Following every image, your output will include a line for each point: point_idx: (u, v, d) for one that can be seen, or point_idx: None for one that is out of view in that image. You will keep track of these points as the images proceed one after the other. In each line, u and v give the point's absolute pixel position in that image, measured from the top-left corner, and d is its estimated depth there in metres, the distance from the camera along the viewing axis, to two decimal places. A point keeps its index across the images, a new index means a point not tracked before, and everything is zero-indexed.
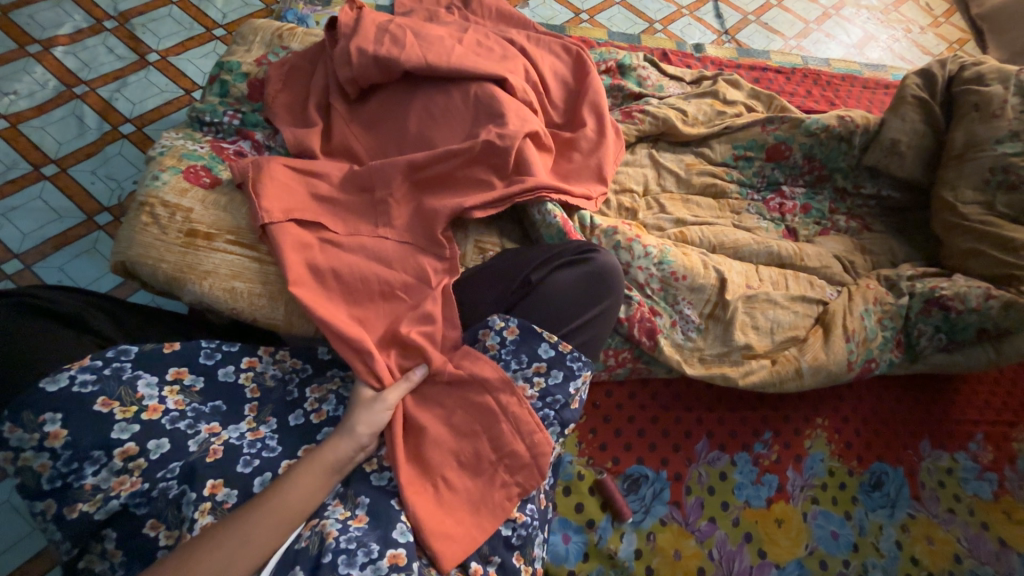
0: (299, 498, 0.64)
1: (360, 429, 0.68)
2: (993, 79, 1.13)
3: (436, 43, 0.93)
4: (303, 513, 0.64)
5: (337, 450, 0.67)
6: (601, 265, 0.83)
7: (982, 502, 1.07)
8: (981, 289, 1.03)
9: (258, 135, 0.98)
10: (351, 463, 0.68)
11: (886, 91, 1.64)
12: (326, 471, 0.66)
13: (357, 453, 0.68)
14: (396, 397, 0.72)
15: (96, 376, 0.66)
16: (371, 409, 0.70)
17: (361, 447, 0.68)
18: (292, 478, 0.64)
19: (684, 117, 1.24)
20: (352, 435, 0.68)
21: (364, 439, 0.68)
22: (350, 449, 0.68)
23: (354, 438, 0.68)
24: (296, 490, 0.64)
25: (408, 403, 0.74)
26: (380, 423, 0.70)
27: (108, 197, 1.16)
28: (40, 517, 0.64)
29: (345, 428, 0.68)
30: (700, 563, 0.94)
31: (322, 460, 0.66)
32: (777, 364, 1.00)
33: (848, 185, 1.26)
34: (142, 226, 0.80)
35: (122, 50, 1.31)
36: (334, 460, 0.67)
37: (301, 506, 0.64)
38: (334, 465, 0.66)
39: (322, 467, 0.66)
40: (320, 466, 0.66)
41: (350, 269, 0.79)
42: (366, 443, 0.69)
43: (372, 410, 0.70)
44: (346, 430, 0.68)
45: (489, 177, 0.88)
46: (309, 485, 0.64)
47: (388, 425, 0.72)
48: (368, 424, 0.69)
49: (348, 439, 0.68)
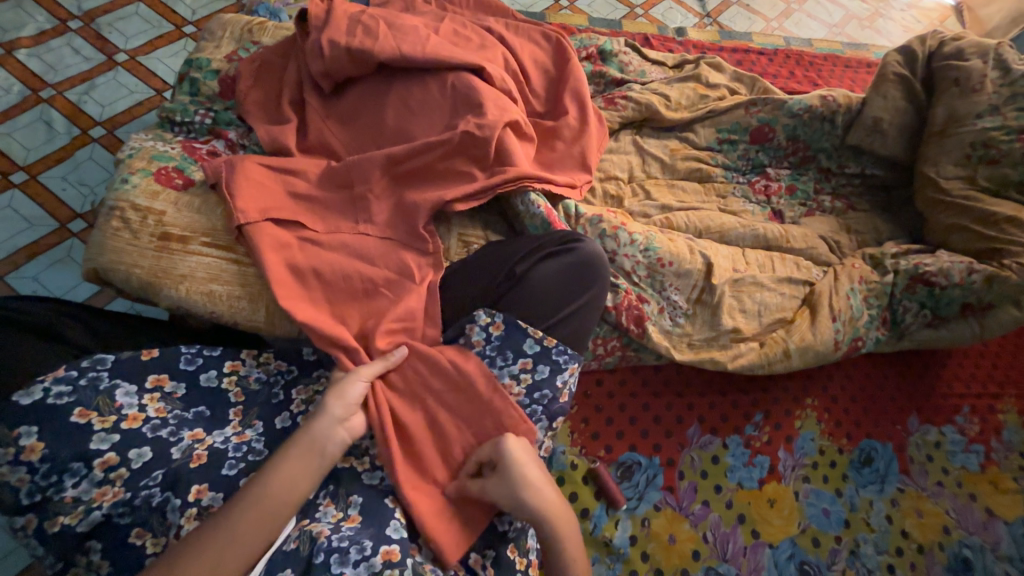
0: (280, 490, 0.62)
1: (334, 403, 0.67)
2: (972, 54, 1.13)
3: (410, 33, 0.91)
4: (287, 507, 0.62)
5: (314, 428, 0.66)
6: (586, 254, 0.83)
7: (969, 474, 1.09)
8: (964, 264, 1.04)
9: (232, 133, 0.95)
10: (334, 442, 0.66)
11: (867, 69, 1.64)
12: (306, 461, 0.64)
13: (337, 429, 0.67)
14: (372, 370, 0.72)
15: (72, 387, 0.65)
16: (346, 384, 0.70)
17: (340, 421, 0.67)
18: (276, 467, 0.63)
19: (667, 102, 1.23)
20: (328, 409, 0.67)
21: (338, 412, 0.67)
22: (326, 426, 0.66)
23: (330, 414, 0.67)
24: (282, 480, 0.62)
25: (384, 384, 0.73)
26: (356, 397, 0.69)
27: (81, 203, 1.13)
28: (21, 532, 0.63)
29: (318, 410, 0.67)
30: (695, 546, 0.95)
31: (302, 442, 0.65)
32: (765, 346, 1.00)
33: (832, 165, 1.26)
34: (113, 231, 0.77)
35: (88, 51, 1.27)
36: (313, 437, 0.65)
37: (289, 497, 0.62)
38: (315, 442, 0.65)
39: (305, 446, 0.65)
40: (302, 448, 0.64)
41: (332, 267, 0.78)
42: (343, 416, 0.68)
43: (345, 384, 0.70)
44: (321, 407, 0.67)
45: (469, 169, 0.87)
46: (293, 473, 0.63)
47: (365, 406, 0.71)
48: (341, 398, 0.68)
49: (329, 414, 0.67)
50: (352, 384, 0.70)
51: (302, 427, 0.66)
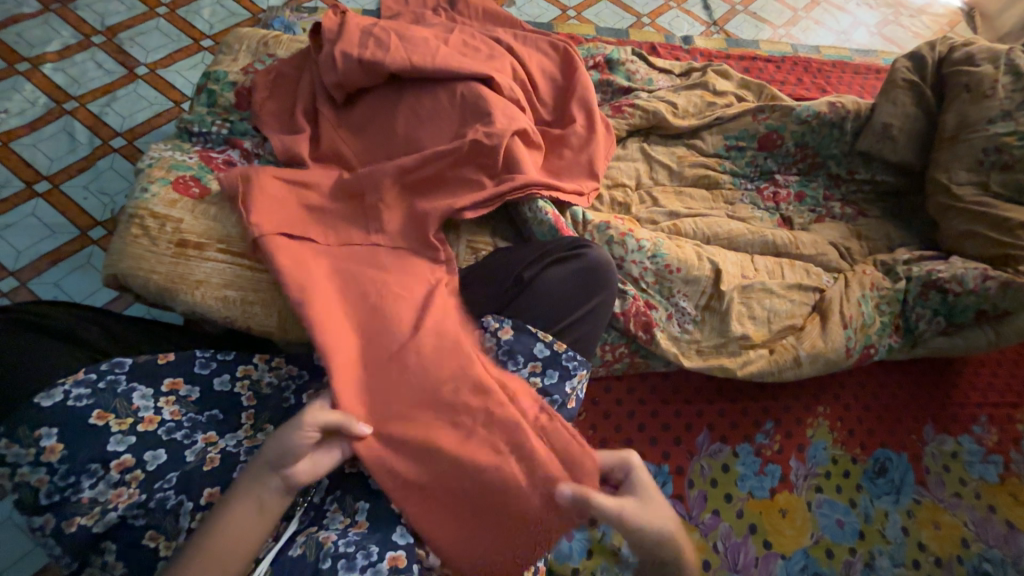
0: (220, 541, 0.60)
1: (267, 450, 0.62)
2: (983, 60, 1.12)
3: (421, 45, 0.93)
4: (230, 557, 0.60)
5: (250, 474, 0.62)
6: (594, 261, 0.83)
7: (988, 485, 1.07)
8: (978, 270, 1.02)
9: (247, 143, 0.98)
10: (268, 488, 0.62)
11: (877, 76, 1.64)
12: (249, 509, 0.61)
13: (272, 476, 0.62)
14: (322, 417, 0.64)
15: (91, 390, 0.66)
16: (285, 430, 0.63)
17: (273, 468, 0.62)
18: (217, 513, 0.61)
19: (675, 110, 1.24)
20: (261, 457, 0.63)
21: (271, 459, 0.62)
22: (260, 472, 0.62)
23: (263, 460, 0.62)
24: (219, 528, 0.60)
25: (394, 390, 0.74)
26: (293, 444, 0.62)
27: (102, 211, 1.16)
28: (39, 532, 0.64)
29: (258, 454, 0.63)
30: (706, 556, 0.93)
31: (240, 490, 0.62)
32: (775, 353, 0.99)
33: (842, 171, 1.25)
34: (132, 239, 0.80)
35: (111, 65, 1.31)
36: (249, 485, 0.62)
37: (229, 547, 0.60)
38: (249, 490, 0.61)
39: (241, 495, 0.61)
40: (239, 493, 0.61)
41: (345, 273, 0.80)
42: (274, 464, 0.62)
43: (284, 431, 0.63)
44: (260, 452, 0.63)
45: (479, 177, 0.88)
46: (234, 522, 0.60)
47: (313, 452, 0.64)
48: (276, 444, 0.62)
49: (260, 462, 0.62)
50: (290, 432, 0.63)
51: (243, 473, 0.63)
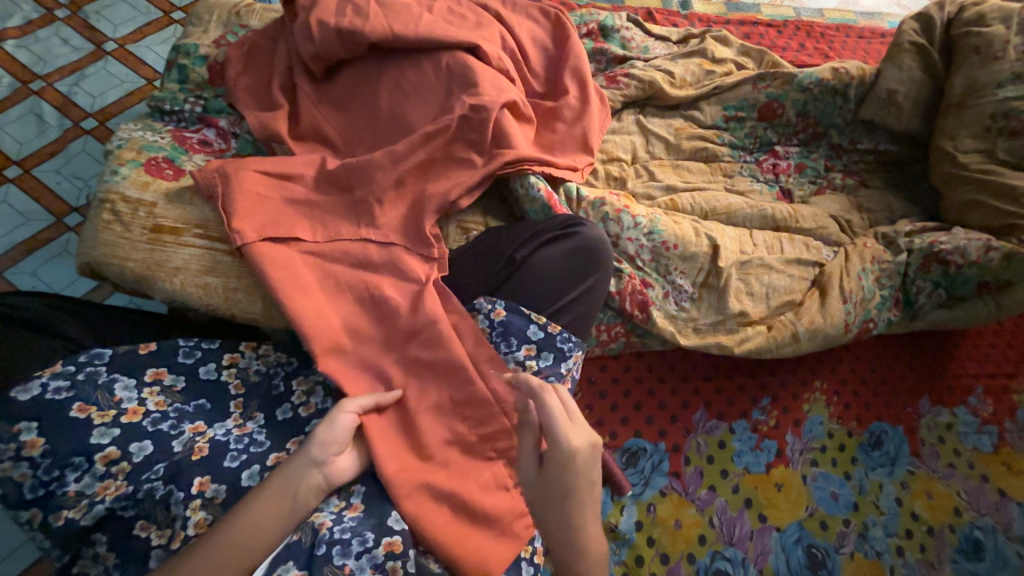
0: (247, 533, 0.59)
1: (311, 443, 0.63)
2: (994, 20, 1.08)
3: (402, 11, 0.87)
4: (255, 551, 0.59)
5: (289, 468, 0.62)
6: (588, 239, 0.81)
7: (982, 455, 1.07)
8: (981, 241, 1.00)
9: (223, 122, 0.93)
10: (307, 484, 0.62)
11: (882, 39, 1.57)
12: (282, 500, 0.61)
13: (312, 471, 0.63)
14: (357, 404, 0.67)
15: (70, 382, 0.65)
16: (331, 422, 0.65)
17: (316, 463, 0.63)
18: (248, 506, 0.60)
19: (672, 79, 1.19)
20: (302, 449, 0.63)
21: (315, 453, 0.63)
22: (301, 467, 0.62)
23: (306, 454, 0.63)
24: (251, 521, 0.59)
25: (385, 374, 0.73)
26: (339, 436, 0.65)
27: (76, 197, 1.12)
28: (28, 525, 0.63)
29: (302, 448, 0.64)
30: (701, 530, 0.94)
31: (278, 480, 0.61)
32: (773, 330, 0.97)
33: (844, 141, 1.21)
34: (104, 224, 0.76)
35: (77, 40, 1.24)
36: (288, 477, 0.62)
37: (257, 543, 0.59)
38: (290, 484, 0.61)
39: (280, 488, 0.61)
40: (275, 488, 0.61)
41: (331, 254, 0.77)
42: (317, 460, 0.63)
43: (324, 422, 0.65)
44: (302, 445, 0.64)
45: (467, 154, 0.84)
46: (263, 513, 0.60)
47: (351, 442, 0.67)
48: (324, 437, 0.64)
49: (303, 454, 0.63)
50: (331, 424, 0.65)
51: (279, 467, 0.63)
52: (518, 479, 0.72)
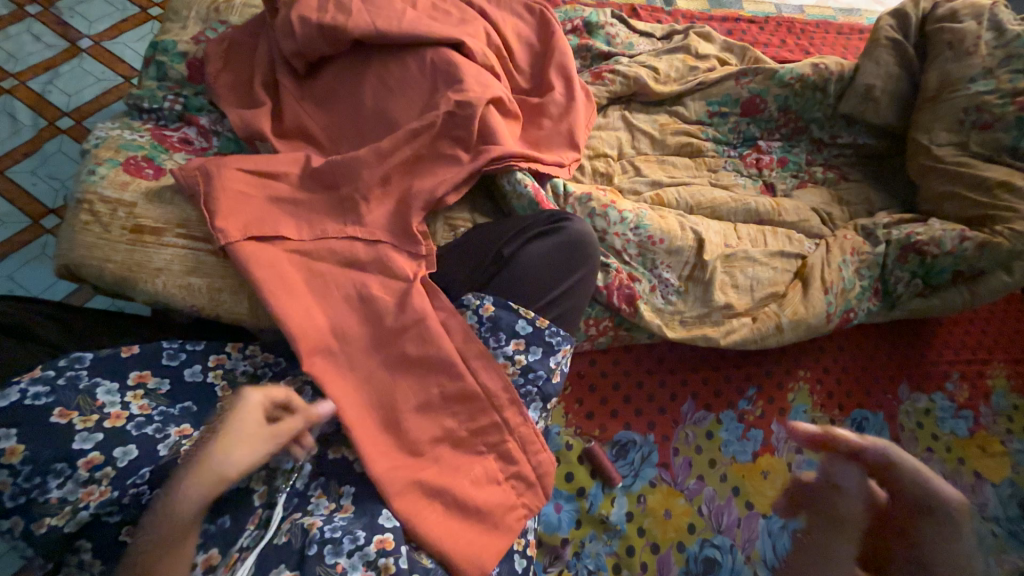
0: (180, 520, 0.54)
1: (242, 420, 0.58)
2: (966, 16, 1.11)
3: (385, 7, 0.87)
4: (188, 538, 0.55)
5: (217, 449, 0.56)
6: (574, 234, 0.81)
7: (958, 439, 1.11)
8: (956, 231, 1.03)
9: (204, 120, 0.92)
10: (240, 462, 0.57)
11: (860, 35, 1.60)
12: (214, 481, 0.55)
13: (242, 449, 0.57)
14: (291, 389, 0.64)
15: (49, 387, 0.63)
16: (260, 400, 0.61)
17: (243, 439, 0.58)
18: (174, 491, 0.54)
19: (656, 74, 1.20)
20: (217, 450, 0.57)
21: (245, 431, 0.58)
22: (231, 445, 0.57)
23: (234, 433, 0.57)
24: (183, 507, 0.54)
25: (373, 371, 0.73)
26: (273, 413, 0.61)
27: (53, 198, 1.09)
28: (8, 534, 0.61)
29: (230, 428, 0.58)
30: (691, 520, 0.96)
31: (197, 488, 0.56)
32: (757, 321, 0.99)
33: (824, 135, 1.23)
34: (82, 226, 0.75)
35: (50, 37, 1.21)
36: (208, 487, 0.55)
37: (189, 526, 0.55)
38: (212, 493, 0.56)
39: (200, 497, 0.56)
40: (200, 471, 0.55)
41: (317, 253, 0.76)
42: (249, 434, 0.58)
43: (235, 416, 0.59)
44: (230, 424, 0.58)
45: (453, 151, 0.84)
46: (194, 498, 0.54)
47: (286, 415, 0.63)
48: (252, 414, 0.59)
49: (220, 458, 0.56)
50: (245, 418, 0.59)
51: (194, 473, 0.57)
52: (509, 473, 0.73)
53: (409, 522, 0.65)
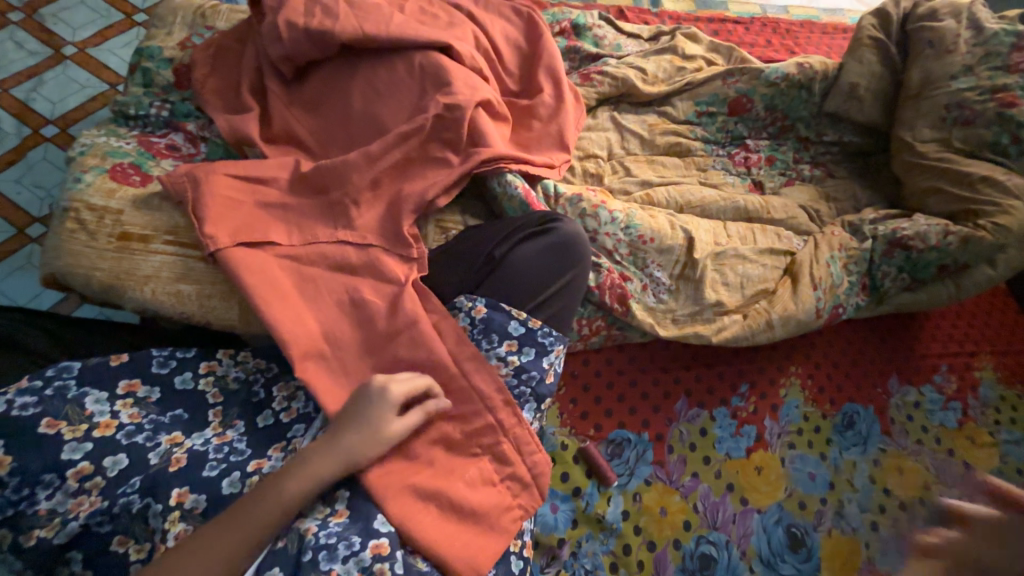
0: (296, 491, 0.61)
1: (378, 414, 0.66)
2: (945, 15, 1.13)
3: (373, 11, 0.87)
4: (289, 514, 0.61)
5: (356, 435, 0.64)
6: (565, 234, 0.82)
7: (948, 430, 1.13)
8: (940, 226, 1.04)
9: (191, 125, 0.91)
10: (364, 453, 0.64)
11: (844, 34, 1.63)
12: (340, 463, 0.63)
13: (374, 440, 0.65)
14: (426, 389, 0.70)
15: (37, 398, 0.63)
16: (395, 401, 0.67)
17: (375, 432, 0.65)
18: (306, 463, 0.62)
19: (644, 75, 1.21)
20: (362, 432, 0.65)
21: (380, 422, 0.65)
22: (364, 435, 0.65)
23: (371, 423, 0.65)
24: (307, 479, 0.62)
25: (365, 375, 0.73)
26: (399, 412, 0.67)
27: (39, 207, 1.08)
28: None
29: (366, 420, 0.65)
30: (686, 517, 0.96)
31: (331, 461, 0.63)
32: (748, 318, 1.00)
33: (811, 133, 1.25)
34: (68, 234, 0.74)
35: (33, 45, 1.20)
36: (339, 465, 0.63)
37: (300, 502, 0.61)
38: (340, 472, 0.63)
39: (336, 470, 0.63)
40: (335, 447, 0.64)
41: (308, 258, 0.76)
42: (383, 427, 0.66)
43: (384, 402, 0.66)
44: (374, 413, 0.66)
45: (443, 154, 0.84)
46: (316, 474, 0.62)
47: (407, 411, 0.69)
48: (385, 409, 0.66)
49: (372, 442, 0.65)
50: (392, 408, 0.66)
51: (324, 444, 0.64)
52: (504, 474, 0.73)
53: (404, 527, 0.65)
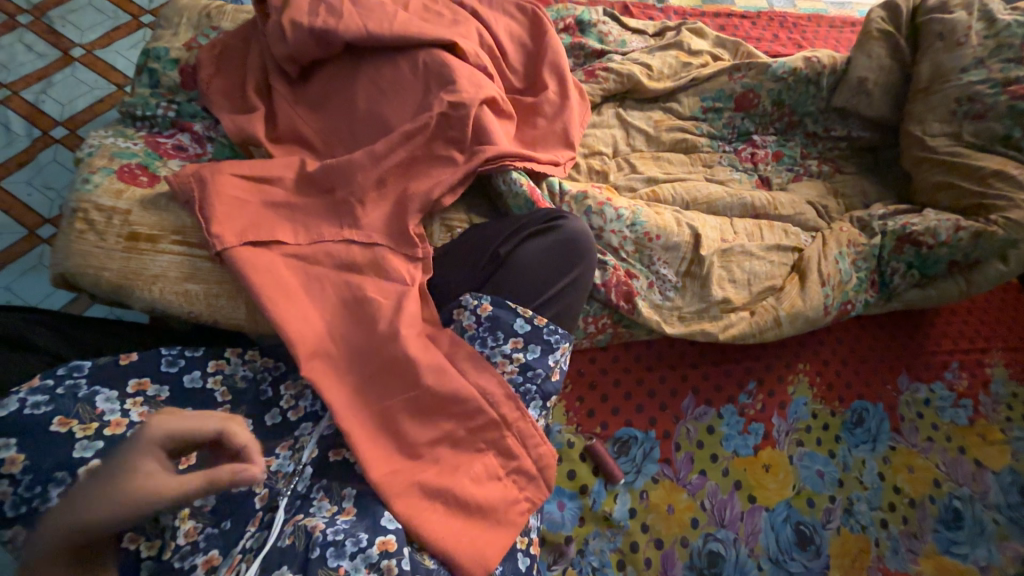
0: None
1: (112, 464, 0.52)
2: (956, 6, 1.12)
3: (377, 9, 0.87)
4: None
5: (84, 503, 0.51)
6: (570, 232, 0.82)
7: (958, 427, 1.11)
8: (950, 221, 1.03)
9: (198, 126, 0.92)
10: (100, 517, 0.50)
11: (852, 28, 1.61)
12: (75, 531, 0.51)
13: (113, 504, 0.50)
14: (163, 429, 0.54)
15: (48, 396, 0.63)
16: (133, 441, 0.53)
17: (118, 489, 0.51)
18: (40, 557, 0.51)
19: (649, 71, 1.20)
20: (146, 470, 0.52)
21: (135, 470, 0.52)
22: (105, 502, 0.50)
23: (110, 485, 0.51)
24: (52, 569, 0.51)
25: (371, 372, 0.73)
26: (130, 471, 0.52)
27: (49, 208, 1.09)
28: (10, 545, 0.61)
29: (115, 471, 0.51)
30: (693, 514, 0.96)
31: (99, 504, 0.50)
32: (756, 315, 0.99)
33: (818, 128, 1.24)
34: (78, 234, 0.75)
35: (42, 47, 1.21)
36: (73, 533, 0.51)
37: None
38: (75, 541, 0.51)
39: (103, 515, 0.50)
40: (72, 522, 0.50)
41: (314, 256, 0.76)
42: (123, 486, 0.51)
43: (140, 443, 0.53)
44: (126, 465, 0.52)
45: (448, 152, 0.84)
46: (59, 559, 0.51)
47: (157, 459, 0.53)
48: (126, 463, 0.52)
49: (104, 497, 0.50)
50: (158, 454, 0.53)
51: (87, 481, 0.52)
52: (511, 471, 0.73)
53: (412, 526, 0.65)
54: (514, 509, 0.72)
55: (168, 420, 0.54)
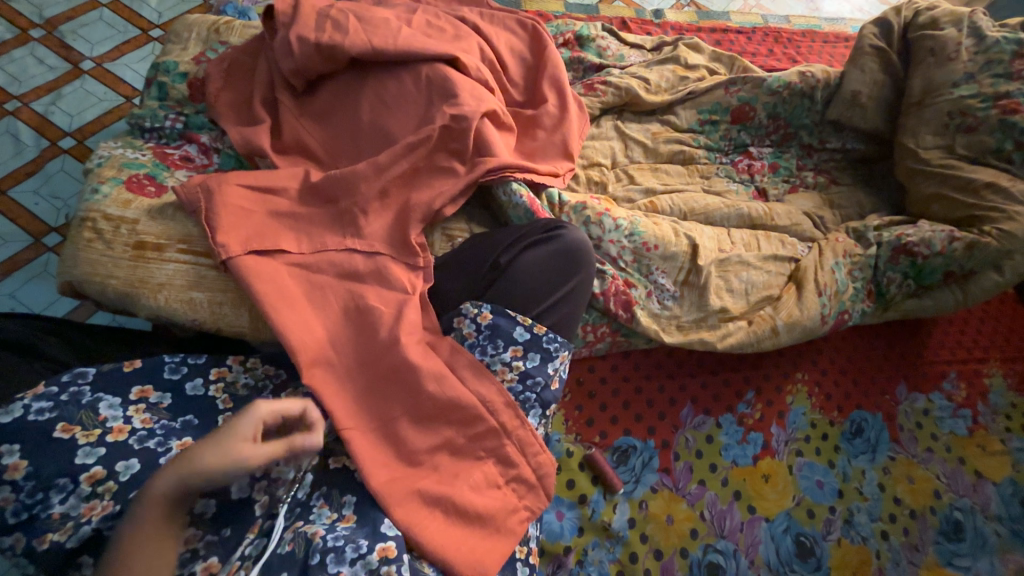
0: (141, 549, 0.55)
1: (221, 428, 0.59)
2: (946, 23, 1.14)
3: (381, 26, 0.89)
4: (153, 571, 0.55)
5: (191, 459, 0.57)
6: (570, 241, 0.83)
7: (958, 438, 1.12)
8: (945, 232, 1.04)
9: (205, 137, 0.94)
10: (200, 471, 0.56)
11: (846, 43, 1.64)
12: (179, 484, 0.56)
13: (215, 460, 0.57)
14: (269, 407, 0.62)
15: (53, 403, 0.64)
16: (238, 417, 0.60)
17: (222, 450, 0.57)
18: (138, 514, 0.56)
19: (647, 85, 1.23)
20: (248, 437, 0.59)
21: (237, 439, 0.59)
22: (208, 457, 0.57)
23: (215, 445, 0.58)
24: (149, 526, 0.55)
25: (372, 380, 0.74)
26: (234, 442, 0.58)
27: (55, 216, 1.11)
28: (10, 552, 0.60)
29: (219, 436, 0.58)
30: (693, 525, 0.96)
31: (212, 456, 0.57)
32: (753, 324, 1.00)
33: (813, 141, 1.26)
34: (86, 243, 0.76)
35: (53, 60, 1.24)
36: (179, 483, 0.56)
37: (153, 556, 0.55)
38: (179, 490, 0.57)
39: (214, 468, 0.57)
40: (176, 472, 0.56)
41: (317, 265, 0.77)
42: (225, 452, 0.57)
43: (247, 415, 0.60)
44: (231, 428, 0.59)
45: (449, 164, 0.85)
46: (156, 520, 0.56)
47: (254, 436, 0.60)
48: (232, 432, 0.59)
49: (213, 451, 0.57)
50: (257, 425, 0.60)
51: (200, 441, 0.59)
52: (510, 479, 0.73)
53: (411, 534, 0.65)
54: (514, 516, 0.72)
55: (272, 402, 0.63)
